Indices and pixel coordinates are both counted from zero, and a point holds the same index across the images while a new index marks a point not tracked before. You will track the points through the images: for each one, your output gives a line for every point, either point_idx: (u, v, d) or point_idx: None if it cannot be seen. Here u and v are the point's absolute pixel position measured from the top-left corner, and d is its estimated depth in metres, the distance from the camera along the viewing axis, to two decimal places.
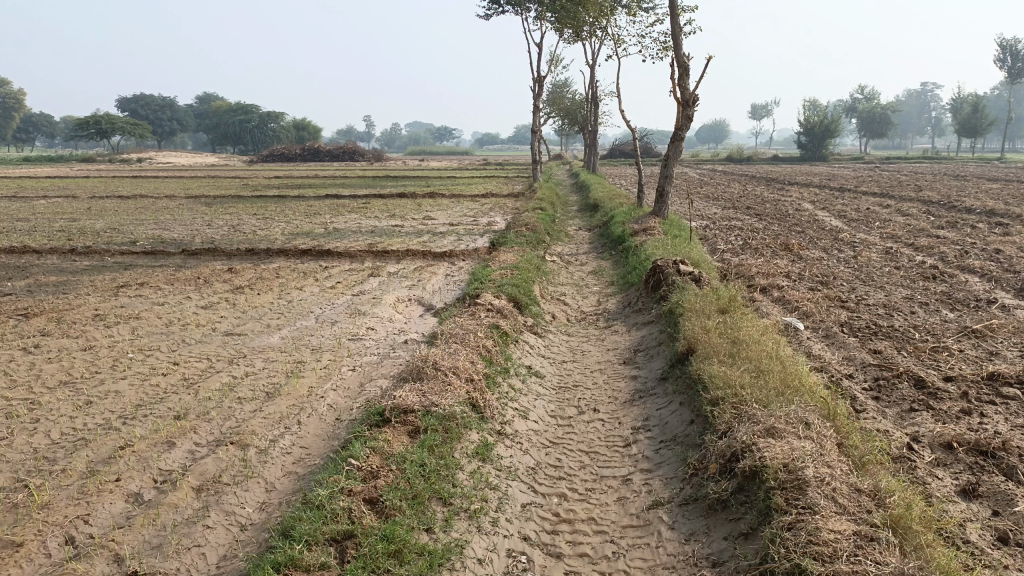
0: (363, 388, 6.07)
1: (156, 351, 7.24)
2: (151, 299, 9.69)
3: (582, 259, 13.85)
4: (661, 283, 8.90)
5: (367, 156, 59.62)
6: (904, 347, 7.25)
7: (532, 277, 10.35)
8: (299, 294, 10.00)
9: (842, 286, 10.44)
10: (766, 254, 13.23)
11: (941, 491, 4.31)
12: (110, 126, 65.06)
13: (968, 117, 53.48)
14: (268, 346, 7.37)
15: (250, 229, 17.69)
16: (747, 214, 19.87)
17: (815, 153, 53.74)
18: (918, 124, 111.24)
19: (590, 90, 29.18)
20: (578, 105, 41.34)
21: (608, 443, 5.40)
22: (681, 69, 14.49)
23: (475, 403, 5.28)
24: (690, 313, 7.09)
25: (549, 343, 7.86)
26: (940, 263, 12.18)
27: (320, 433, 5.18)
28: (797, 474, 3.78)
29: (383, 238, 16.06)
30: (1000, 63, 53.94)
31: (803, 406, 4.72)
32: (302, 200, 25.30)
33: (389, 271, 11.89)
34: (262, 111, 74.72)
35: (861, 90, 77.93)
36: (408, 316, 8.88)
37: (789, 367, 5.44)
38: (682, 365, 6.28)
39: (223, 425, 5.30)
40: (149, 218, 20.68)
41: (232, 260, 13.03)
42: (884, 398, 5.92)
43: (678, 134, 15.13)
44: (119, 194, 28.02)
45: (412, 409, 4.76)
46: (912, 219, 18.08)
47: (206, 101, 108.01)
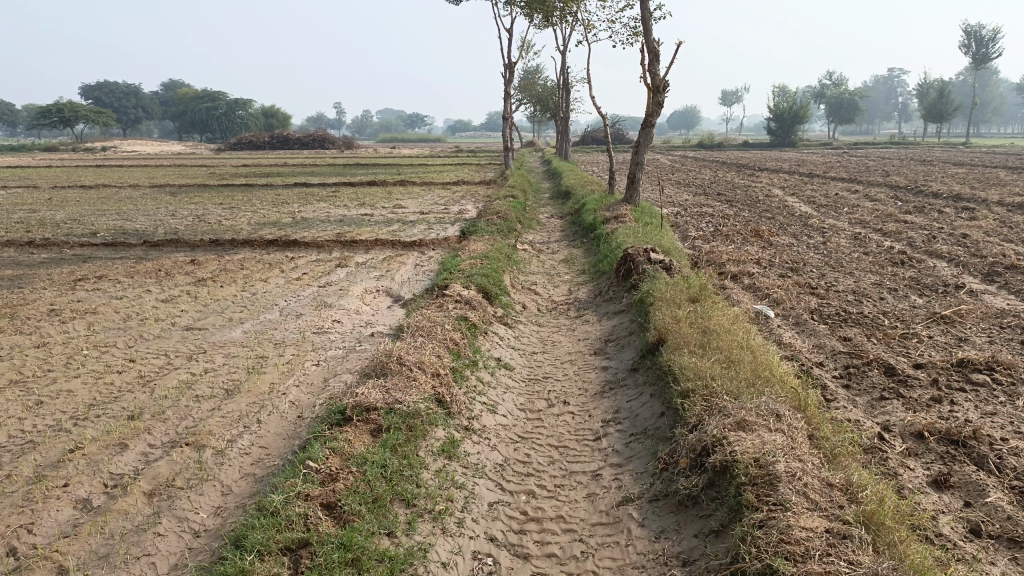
0: (326, 384, 5.91)
1: (112, 348, 7.01)
2: (110, 293, 9.42)
3: (553, 248, 13.73)
4: (632, 271, 8.80)
5: (337, 143, 58.98)
6: (874, 333, 7.24)
7: (502, 266, 10.21)
8: (264, 286, 9.78)
9: (812, 272, 10.44)
10: (737, 240, 13.22)
11: (913, 483, 4.26)
12: (73, 115, 63.66)
13: (934, 102, 54.10)
14: (230, 340, 7.18)
15: (216, 219, 17.33)
16: (718, 200, 19.87)
17: (785, 139, 54.07)
18: (885, 110, 112.56)
19: (561, 75, 29.00)
20: (549, 92, 41.14)
21: (577, 437, 5.30)
22: (652, 55, 14.38)
23: (441, 398, 5.14)
24: (660, 302, 7.00)
25: (519, 334, 7.73)
26: (908, 248, 12.25)
27: (281, 432, 5.03)
28: (768, 469, 3.69)
29: (352, 227, 15.82)
30: (964, 48, 54.59)
31: (774, 398, 4.65)
32: (270, 189, 24.92)
33: (357, 261, 11.68)
34: (229, 99, 73.51)
35: (829, 75, 78.56)
36: (375, 308, 8.71)
37: (760, 357, 5.37)
38: (652, 355, 6.19)
39: (179, 426, 5.12)
40: (111, 208, 20.19)
41: (196, 251, 12.74)
42: (855, 386, 5.89)
43: (649, 121, 15.03)
44: (82, 183, 27.36)
45: (375, 406, 4.62)
46: (881, 204, 18.20)
47: (171, 88, 106.16)
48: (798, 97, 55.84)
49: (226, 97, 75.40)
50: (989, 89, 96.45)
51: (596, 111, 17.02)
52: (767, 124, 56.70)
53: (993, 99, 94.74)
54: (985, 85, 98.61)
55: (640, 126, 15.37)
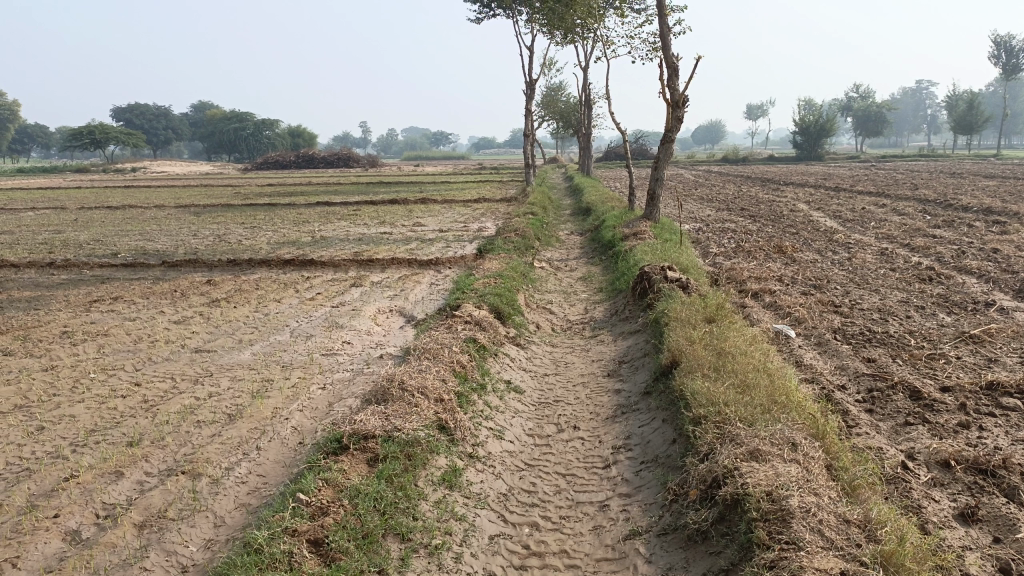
0: (330, 408, 5.77)
1: (119, 371, 6.95)
2: (124, 314, 9.40)
3: (571, 265, 13.57)
4: (648, 290, 8.61)
5: (361, 162, 59.44)
6: (900, 354, 6.97)
7: (518, 284, 10.07)
8: (277, 306, 9.72)
9: (835, 289, 10.16)
10: (759, 256, 12.97)
11: (938, 517, 4.03)
12: (105, 137, 64.82)
13: (963, 115, 53.30)
14: (237, 363, 7.09)
15: (236, 239, 17.40)
16: (741, 216, 19.59)
17: (811, 152, 53.51)
18: (913, 122, 111.26)
19: (583, 92, 28.93)
20: (572, 108, 41.10)
21: (586, 464, 5.11)
22: (670, 70, 14.23)
23: (444, 424, 4.98)
24: (675, 322, 6.80)
25: (531, 355, 7.56)
26: (936, 264, 11.92)
27: (280, 459, 4.89)
28: (781, 504, 3.48)
29: (370, 246, 15.79)
30: (994, 59, 53.82)
31: (790, 425, 4.43)
32: (292, 208, 25.04)
33: (372, 280, 11.59)
34: (256, 119, 74.46)
35: (856, 88, 77.83)
36: (387, 328, 8.59)
37: (776, 381, 5.15)
38: (666, 378, 5.99)
39: (177, 454, 5.01)
40: (135, 228, 20.35)
41: (214, 271, 12.75)
42: (878, 411, 5.64)
43: (668, 136, 14.87)
44: (108, 204, 27.71)
45: (373, 434, 4.47)
46: (908, 218, 17.82)
47: (200, 109, 108.07)
48: (824, 110, 55.30)
49: (253, 117, 76.41)
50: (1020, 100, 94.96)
51: (615, 127, 16.88)
52: (793, 137, 56.18)
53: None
54: (1016, 96, 97.11)
55: (660, 141, 15.19)
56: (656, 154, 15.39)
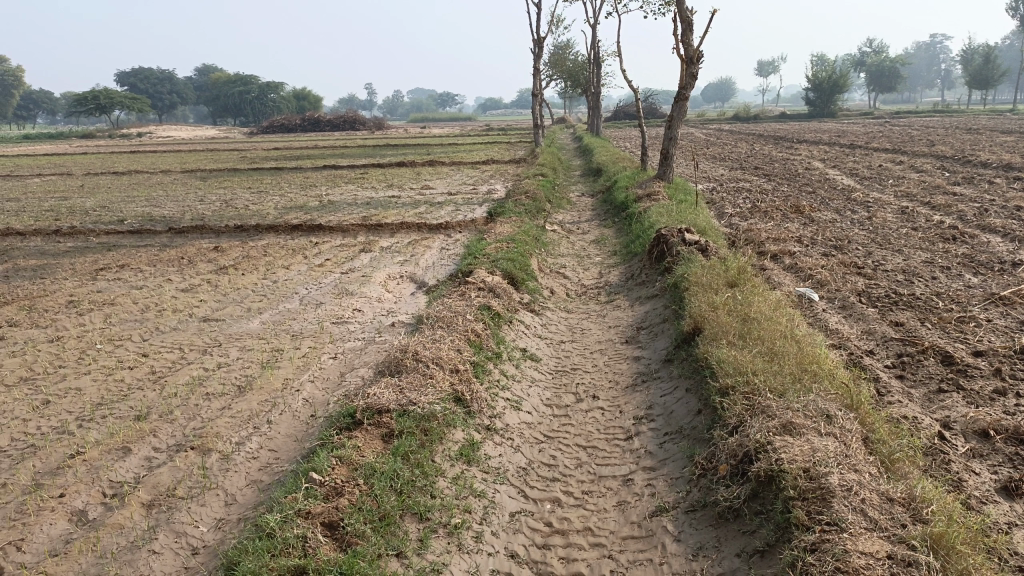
0: (342, 379, 5.61)
1: (126, 341, 6.80)
2: (130, 283, 9.23)
3: (584, 228, 13.29)
4: (666, 253, 8.38)
5: (368, 124, 58.87)
6: (928, 318, 6.73)
7: (530, 248, 9.85)
8: (285, 273, 9.54)
9: (856, 250, 9.90)
10: (776, 217, 12.68)
11: (980, 491, 3.84)
12: (109, 102, 64.15)
13: (979, 69, 52.08)
14: (246, 332, 6.93)
15: (243, 204, 17.18)
16: (755, 176, 19.20)
17: (824, 109, 52.51)
18: (928, 76, 109.25)
19: (592, 49, 28.32)
20: (580, 66, 40.35)
21: (607, 436, 4.93)
22: (685, 25, 13.79)
23: (460, 396, 4.81)
24: (696, 287, 6.58)
25: (546, 322, 7.37)
26: (960, 223, 11.61)
27: (292, 433, 4.74)
28: (820, 482, 3.30)
29: (378, 210, 15.56)
30: (1012, 11, 52.42)
31: (822, 396, 4.23)
32: (299, 172, 24.74)
33: (381, 246, 11.37)
34: (260, 82, 73.69)
35: (870, 42, 76.13)
36: (398, 295, 8.40)
37: (805, 349, 4.94)
38: (688, 345, 5.79)
39: (186, 428, 4.87)
40: (141, 194, 20.13)
41: (221, 237, 12.55)
42: (909, 378, 5.43)
43: (682, 94, 14.47)
44: (115, 170, 27.46)
45: (388, 408, 4.29)
46: (927, 175, 17.42)
47: (204, 73, 107.12)
48: (837, 66, 54.12)
49: (257, 80, 75.51)
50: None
51: (628, 85, 16.46)
52: (806, 94, 55.15)
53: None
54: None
55: (673, 99, 14.80)
56: (670, 113, 15.00)
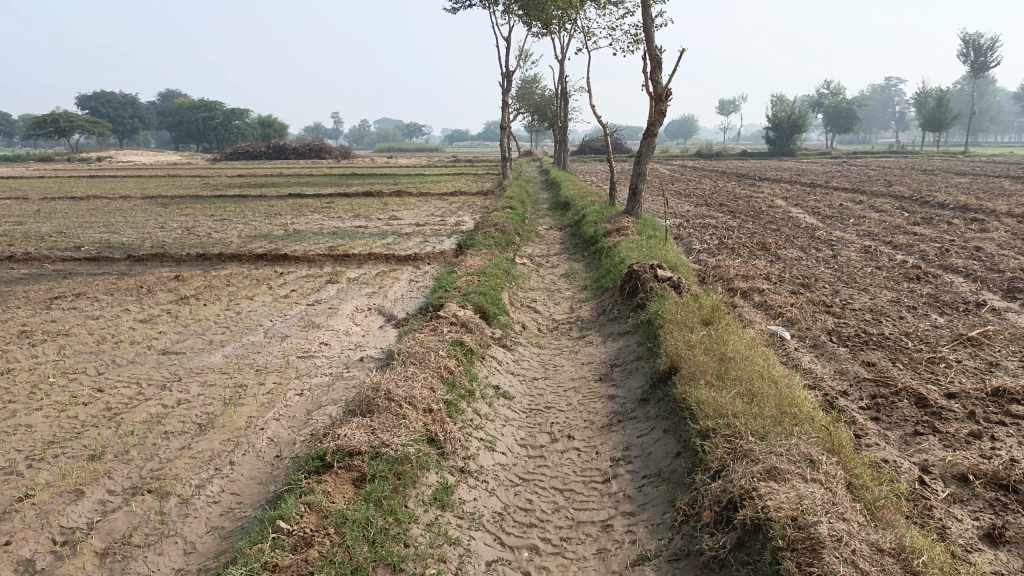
0: (309, 418, 5.41)
1: (81, 375, 6.51)
2: (86, 313, 8.90)
3: (553, 262, 13.24)
4: (638, 289, 8.33)
5: (334, 153, 58.67)
6: (899, 358, 6.76)
7: (501, 282, 9.75)
8: (249, 304, 9.30)
9: (824, 288, 9.97)
10: (743, 253, 12.78)
11: (964, 539, 3.79)
12: (68, 125, 63.04)
13: (932, 112, 53.69)
14: (208, 366, 6.69)
15: (205, 232, 16.85)
16: (720, 212, 19.42)
17: (784, 148, 53.63)
18: (882, 118, 112.49)
19: (560, 84, 28.61)
20: (547, 101, 40.70)
21: (584, 478, 4.81)
22: (654, 63, 13.96)
23: (433, 437, 4.65)
24: (670, 325, 6.52)
25: (518, 358, 7.25)
26: (922, 262, 11.80)
27: (255, 476, 4.53)
28: (809, 531, 3.21)
29: (345, 240, 15.36)
30: (963, 57, 54.33)
31: (804, 439, 4.16)
32: (264, 200, 24.43)
33: (348, 277, 11.18)
34: (225, 109, 73.14)
35: (827, 84, 78.23)
36: (366, 328, 8.22)
37: (783, 390, 4.89)
38: (664, 385, 5.70)
39: (143, 469, 4.63)
40: (99, 220, 19.65)
41: (182, 266, 12.24)
42: (884, 420, 5.41)
43: (651, 131, 14.60)
44: (72, 195, 26.84)
45: (359, 450, 4.11)
46: (887, 214, 17.76)
47: (168, 98, 106.14)
48: (796, 106, 55.41)
49: (222, 107, 74.93)
50: (987, 97, 96.11)
51: (597, 121, 16.58)
52: (766, 133, 56.35)
53: (991, 108, 94.67)
54: (983, 94, 98.44)
55: (642, 135, 14.92)
56: (639, 149, 15.10)
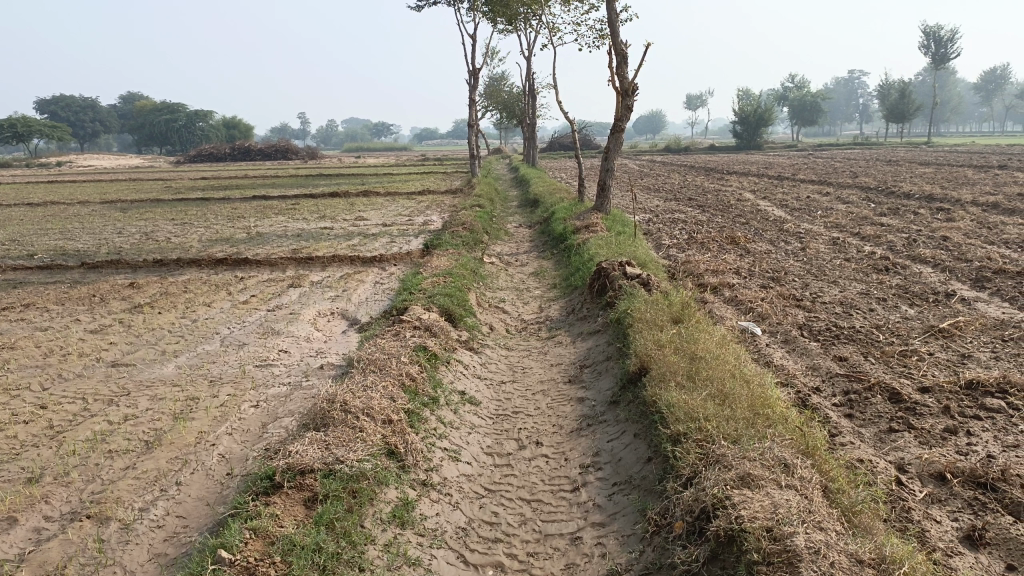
0: (264, 431, 5.16)
1: (24, 391, 6.19)
2: (34, 324, 8.54)
3: (522, 260, 13.04)
4: (607, 288, 8.16)
5: (301, 153, 58.05)
6: (871, 352, 6.65)
7: (468, 283, 9.53)
8: (207, 311, 8.99)
9: (794, 281, 9.88)
10: (713, 248, 12.69)
11: (945, 542, 3.64)
12: (27, 130, 61.60)
13: (895, 104, 54.30)
14: (160, 378, 6.40)
15: (165, 236, 16.42)
16: (689, 207, 19.36)
17: (751, 142, 53.94)
18: (847, 111, 113.83)
19: (527, 81, 28.42)
20: (515, 98, 40.49)
21: (552, 487, 4.61)
22: (620, 57, 13.81)
23: (393, 449, 4.42)
24: (640, 324, 6.35)
25: (485, 360, 7.04)
26: (890, 253, 11.77)
27: (204, 496, 4.28)
28: (785, 543, 3.04)
29: (310, 242, 15.04)
30: (923, 50, 55.04)
31: (778, 442, 4.00)
32: (227, 203, 23.95)
33: (312, 280, 10.88)
34: (188, 111, 72.01)
35: (792, 78, 78.93)
36: (328, 334, 7.96)
37: (756, 390, 4.72)
38: (634, 386, 5.52)
39: (83, 492, 4.36)
40: (55, 226, 19.08)
41: (138, 273, 11.86)
42: (858, 417, 5.28)
43: (617, 126, 14.46)
44: (30, 201, 26.15)
45: (312, 468, 3.87)
46: (854, 206, 17.81)
47: (130, 101, 104.44)
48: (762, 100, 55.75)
49: (185, 108, 73.73)
50: (948, 89, 97.65)
51: (564, 117, 16.40)
52: (734, 127, 56.65)
53: (952, 98, 96.32)
54: (944, 86, 99.98)
55: (609, 131, 14.77)
56: (606, 145, 14.94)
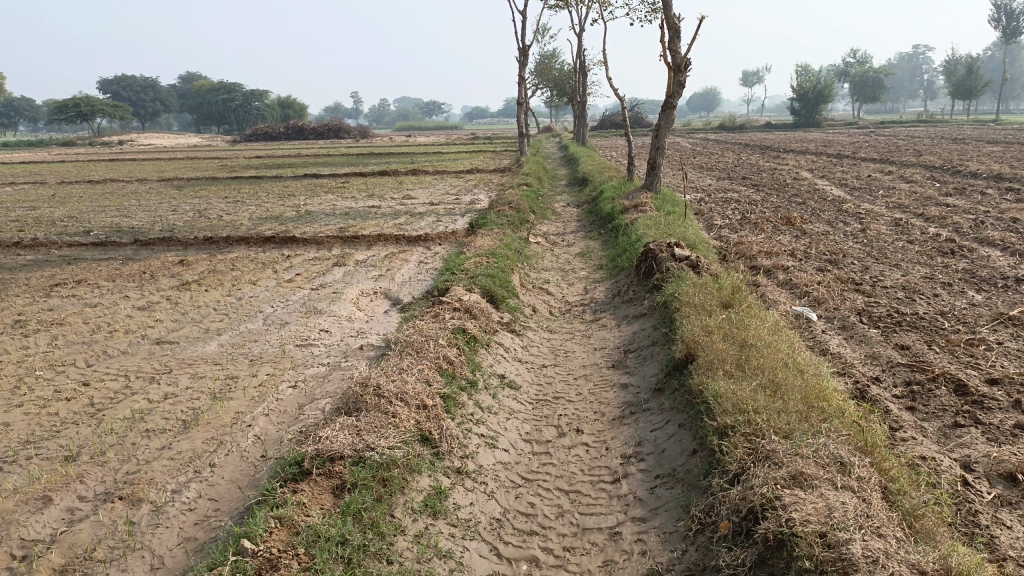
0: (300, 413, 5.07)
1: (69, 367, 6.24)
2: (84, 301, 8.64)
3: (569, 241, 12.81)
4: (654, 270, 7.90)
5: (353, 132, 58.44)
6: (935, 341, 6.29)
7: (512, 263, 9.37)
8: (252, 289, 9.00)
9: (852, 264, 9.47)
10: (767, 228, 12.28)
11: (1016, 550, 3.37)
12: (90, 109, 63.22)
13: (962, 79, 51.98)
14: (201, 356, 6.39)
15: (217, 214, 16.60)
16: (742, 186, 18.83)
17: (808, 119, 52.32)
18: (910, 87, 109.90)
19: (578, 58, 27.96)
20: (566, 76, 39.95)
21: (592, 478, 4.43)
22: (672, 31, 13.39)
23: (427, 435, 4.29)
24: (687, 308, 6.10)
25: (527, 343, 6.87)
26: (956, 236, 11.23)
27: (236, 479, 4.21)
28: (840, 551, 2.83)
29: (357, 220, 15.04)
30: (994, 22, 52.63)
31: (834, 439, 3.74)
32: (278, 181, 24.15)
33: (356, 259, 10.83)
34: (244, 91, 73.05)
35: (853, 53, 76.39)
36: (370, 314, 7.88)
37: (810, 380, 4.46)
38: (680, 374, 5.29)
39: (118, 472, 4.34)
40: (112, 204, 19.46)
41: (188, 250, 11.97)
42: (920, 411, 4.98)
43: (669, 103, 14.06)
44: (90, 179, 26.75)
45: (342, 454, 3.76)
46: (917, 186, 17.10)
47: (188, 80, 106.62)
48: (820, 76, 54.01)
49: (241, 87, 74.77)
50: (1019, 64, 93.43)
51: (614, 94, 16.02)
52: (791, 104, 55.11)
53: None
54: (1015, 60, 95.60)
55: (660, 108, 14.37)
56: (657, 122, 14.55)
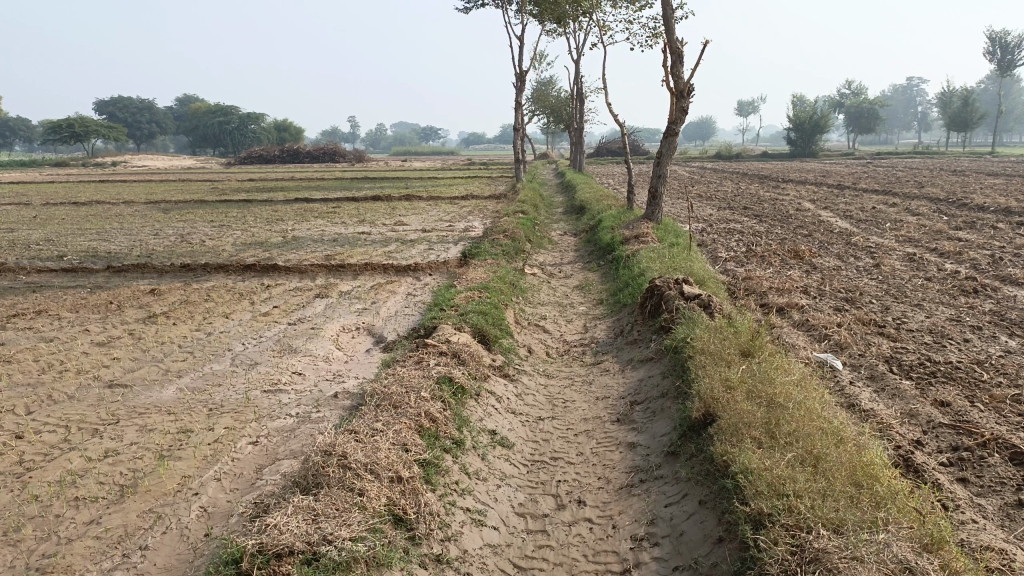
0: (257, 478, 4.37)
1: (4, 415, 5.54)
2: (40, 335, 7.91)
3: (566, 272, 12.18)
4: (661, 309, 7.24)
5: (348, 157, 58.06)
6: (977, 396, 5.60)
7: (507, 298, 8.71)
8: (224, 323, 8.32)
9: (870, 303, 8.84)
10: (775, 262, 11.66)
11: None
12: (84, 130, 62.59)
13: (958, 112, 51.72)
14: (156, 403, 5.69)
15: (200, 239, 15.96)
16: (745, 216, 18.24)
17: (805, 149, 52.04)
18: (905, 119, 110.30)
19: (575, 85, 27.53)
20: (563, 103, 39.62)
21: (597, 567, 3.74)
22: (674, 56, 12.86)
23: (401, 515, 3.61)
24: (701, 357, 5.44)
25: (522, 392, 6.18)
26: (975, 273, 10.59)
27: (171, 567, 3.50)
28: None
29: (345, 247, 14.41)
30: (989, 55, 52.53)
31: (897, 534, 3.06)
32: (268, 205, 23.48)
33: (340, 290, 10.17)
34: (240, 114, 72.73)
35: (849, 85, 76.40)
36: (350, 354, 7.19)
37: (855, 451, 3.78)
38: (696, 436, 4.61)
39: (31, 555, 3.63)
40: (93, 227, 18.76)
41: (162, 278, 11.29)
42: (974, 485, 4.29)
43: (670, 129, 13.49)
44: (75, 200, 26.05)
45: (292, 549, 3.06)
46: (925, 219, 16.52)
47: (184, 102, 106.57)
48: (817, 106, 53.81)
49: (236, 110, 74.42)
50: (1014, 98, 93.80)
51: (614, 120, 15.46)
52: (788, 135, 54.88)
53: (1016, 107, 92.42)
54: (1009, 94, 96.20)
55: (661, 135, 13.80)
56: (659, 149, 13.95)
